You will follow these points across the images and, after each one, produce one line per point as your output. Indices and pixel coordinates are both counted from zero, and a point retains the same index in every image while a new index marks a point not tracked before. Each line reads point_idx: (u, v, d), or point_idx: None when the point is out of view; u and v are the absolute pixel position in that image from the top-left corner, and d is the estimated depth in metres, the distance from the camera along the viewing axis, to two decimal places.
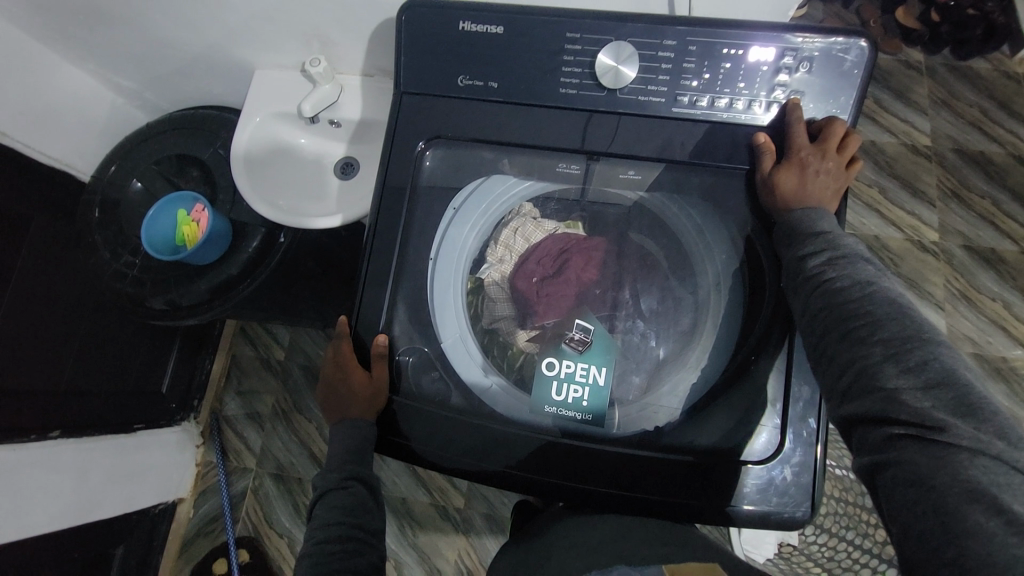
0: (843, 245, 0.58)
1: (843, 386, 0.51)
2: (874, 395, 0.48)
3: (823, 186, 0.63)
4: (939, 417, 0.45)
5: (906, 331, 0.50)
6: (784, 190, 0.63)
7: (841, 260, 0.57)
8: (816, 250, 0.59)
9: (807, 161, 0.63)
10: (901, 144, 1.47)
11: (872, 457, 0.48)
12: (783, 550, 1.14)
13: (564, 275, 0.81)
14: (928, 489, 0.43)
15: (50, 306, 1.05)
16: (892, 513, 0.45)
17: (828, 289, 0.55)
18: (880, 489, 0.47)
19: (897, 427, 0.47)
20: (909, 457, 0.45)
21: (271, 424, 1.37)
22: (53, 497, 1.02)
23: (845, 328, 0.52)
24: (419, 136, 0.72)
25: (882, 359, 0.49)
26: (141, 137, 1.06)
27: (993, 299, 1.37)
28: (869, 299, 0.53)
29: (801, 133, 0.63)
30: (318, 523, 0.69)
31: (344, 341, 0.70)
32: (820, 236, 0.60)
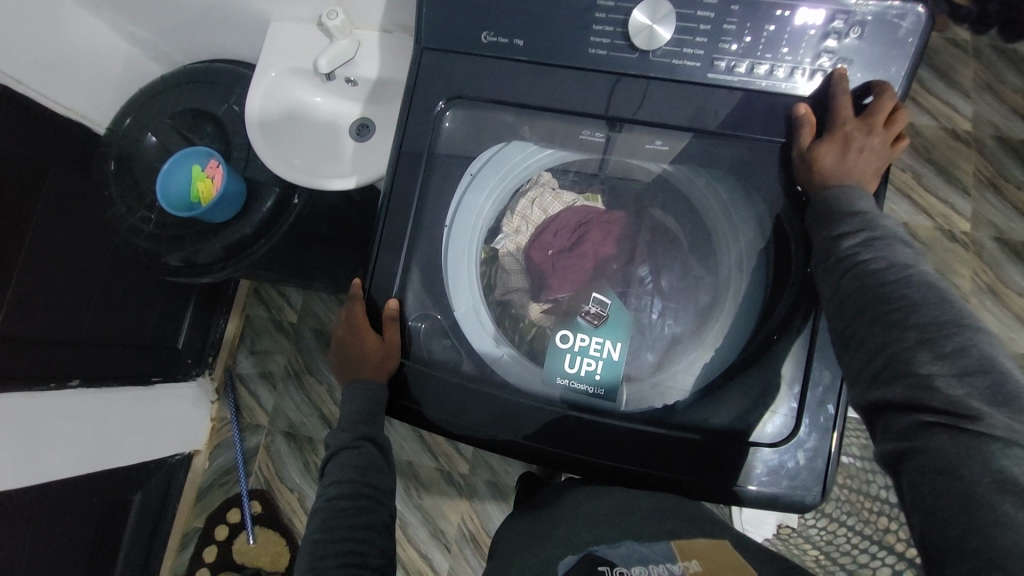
0: (882, 226, 0.56)
1: (871, 371, 0.50)
2: (906, 383, 0.47)
3: (866, 163, 0.60)
4: (973, 406, 0.44)
5: (943, 316, 0.48)
6: (824, 166, 0.60)
7: (878, 242, 0.55)
8: (852, 231, 0.56)
9: (851, 138, 0.60)
10: (940, 128, 1.40)
11: (898, 444, 0.46)
12: (782, 531, 1.12)
13: (580, 249, 0.79)
14: (958, 478, 0.42)
15: (68, 258, 1.06)
16: (915, 500, 0.45)
17: (861, 272, 0.53)
18: (902, 474, 0.46)
19: (925, 415, 0.45)
20: (936, 445, 0.44)
21: (283, 384, 1.40)
22: (74, 442, 1.06)
23: (881, 312, 0.50)
24: (439, 95, 0.69)
25: (916, 345, 0.47)
26: (156, 90, 1.04)
27: (1020, 294, 1.32)
28: (905, 284, 0.51)
29: (847, 106, 0.60)
30: (331, 480, 0.70)
31: (357, 304, 0.70)
32: (859, 216, 0.57)
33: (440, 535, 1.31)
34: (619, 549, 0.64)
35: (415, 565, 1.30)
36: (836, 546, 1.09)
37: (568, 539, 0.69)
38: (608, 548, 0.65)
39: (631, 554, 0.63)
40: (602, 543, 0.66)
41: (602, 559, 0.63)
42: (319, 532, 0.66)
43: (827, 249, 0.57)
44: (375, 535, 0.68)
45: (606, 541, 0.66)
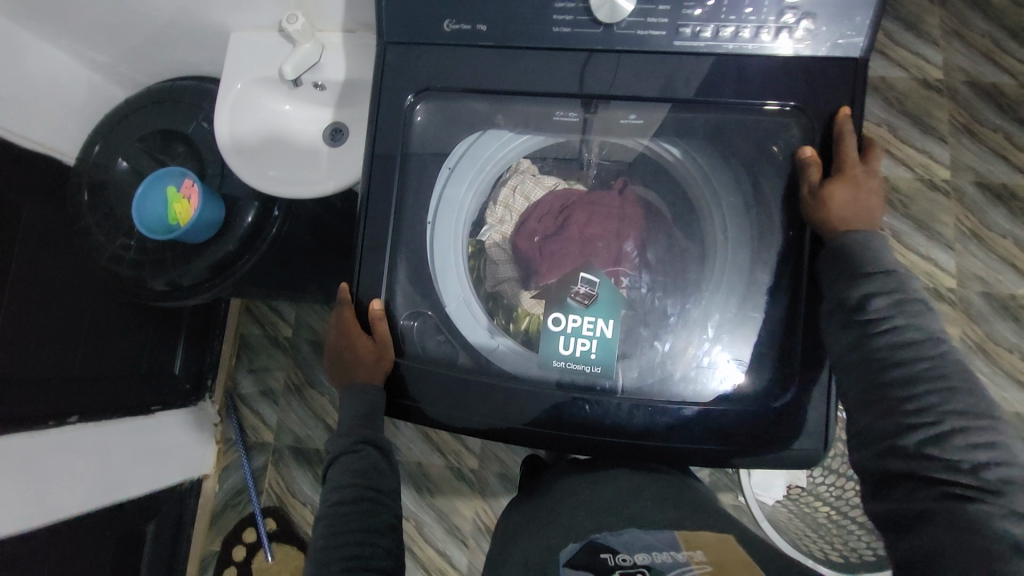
0: (908, 289, 0.59)
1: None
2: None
3: (874, 205, 0.62)
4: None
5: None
6: (841, 206, 0.61)
7: (909, 304, 0.59)
8: (880, 290, 0.59)
9: (860, 179, 0.62)
10: (912, 79, 1.40)
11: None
12: (792, 492, 1.15)
13: (566, 232, 0.78)
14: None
15: (53, 294, 1.04)
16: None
17: None
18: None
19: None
20: None
21: (284, 399, 1.40)
22: (81, 480, 1.05)
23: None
24: (408, 90, 0.68)
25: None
26: (122, 114, 1.02)
27: (1004, 236, 1.34)
28: (944, 358, 0.57)
29: (849, 150, 0.62)
30: (332, 486, 0.70)
31: (346, 308, 0.69)
32: (884, 274, 0.60)
33: (455, 532, 1.31)
34: (621, 537, 0.62)
35: (435, 564, 1.30)
36: (845, 501, 1.10)
37: (571, 524, 0.68)
38: (611, 535, 0.63)
39: (633, 542, 0.61)
40: (604, 531, 0.64)
41: (603, 546, 0.61)
42: (323, 539, 0.66)
43: (853, 304, 0.59)
44: (381, 537, 0.68)
45: (608, 529, 0.65)
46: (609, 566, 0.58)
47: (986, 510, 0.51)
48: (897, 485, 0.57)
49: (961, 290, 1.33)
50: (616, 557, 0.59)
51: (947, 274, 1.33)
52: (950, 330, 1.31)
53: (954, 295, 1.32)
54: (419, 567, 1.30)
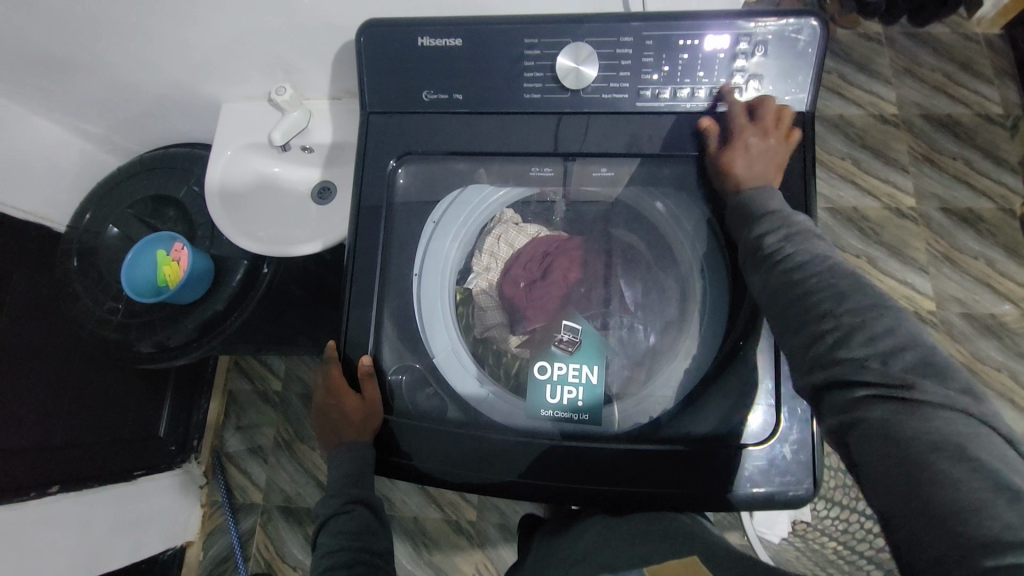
0: (797, 221, 0.58)
1: (811, 350, 0.51)
2: (843, 360, 0.48)
3: (767, 162, 0.64)
4: (907, 376, 0.46)
5: (870, 300, 0.50)
6: (732, 170, 0.64)
7: (798, 236, 0.57)
8: (771, 228, 0.59)
9: (749, 142, 0.63)
10: (869, 116, 1.50)
11: (841, 417, 0.48)
12: (798, 528, 1.14)
13: (550, 278, 0.81)
14: (897, 443, 0.44)
15: (37, 362, 1.03)
16: (862, 469, 0.46)
17: (786, 265, 0.55)
18: (846, 445, 0.48)
19: (858, 389, 0.47)
20: (876, 417, 0.45)
21: (274, 456, 1.36)
22: (61, 552, 1.00)
23: (808, 302, 0.52)
24: (390, 154, 0.72)
25: (851, 329, 0.49)
26: (114, 182, 1.05)
27: (976, 257, 1.39)
28: (829, 272, 0.53)
29: (739, 116, 0.64)
30: (324, 551, 0.66)
31: (333, 365, 0.69)
32: (774, 214, 0.60)
33: None
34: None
35: None
36: (852, 534, 1.05)
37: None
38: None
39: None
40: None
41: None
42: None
43: (753, 248, 0.59)
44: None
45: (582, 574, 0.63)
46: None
47: None
48: None
49: (941, 311, 1.36)
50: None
51: (925, 297, 1.37)
52: None
53: (934, 316, 1.36)
54: None
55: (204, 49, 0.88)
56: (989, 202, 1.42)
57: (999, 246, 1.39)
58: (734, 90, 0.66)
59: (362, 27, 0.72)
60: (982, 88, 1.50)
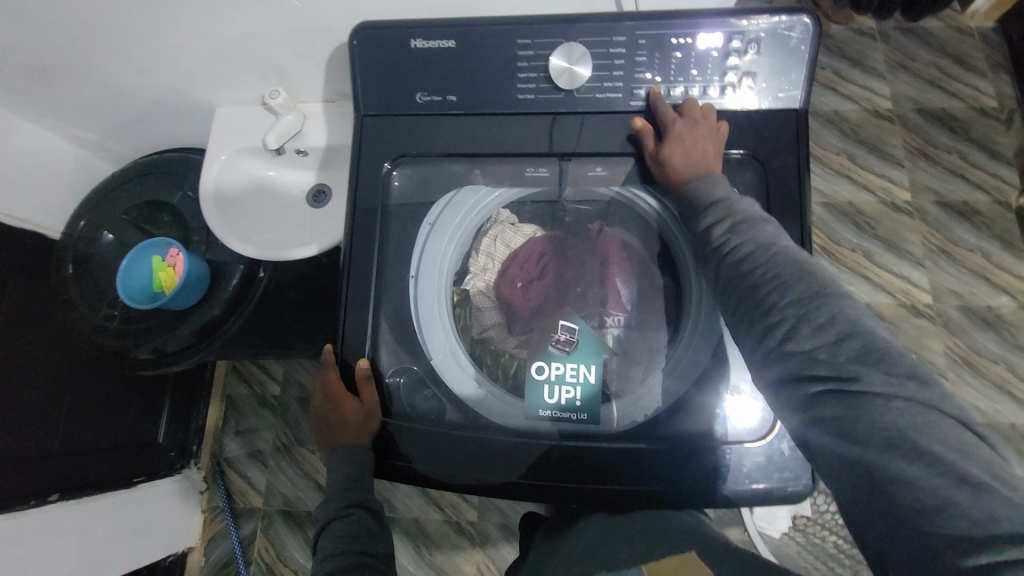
0: (742, 211, 0.60)
1: (764, 342, 0.52)
2: (794, 354, 0.50)
3: (706, 151, 0.64)
4: (853, 367, 0.47)
5: (810, 289, 0.52)
6: (672, 163, 0.65)
7: (743, 225, 0.59)
8: (718, 220, 0.60)
9: (682, 133, 0.64)
10: (864, 110, 1.50)
11: (800, 414, 0.49)
12: (799, 523, 1.12)
13: (546, 278, 0.82)
14: (851, 440, 0.45)
15: (35, 370, 1.03)
16: (825, 466, 0.47)
17: (733, 259, 0.57)
18: (812, 449, 0.49)
19: (813, 385, 0.48)
20: (830, 412, 0.47)
21: (274, 460, 1.36)
22: (62, 559, 0.99)
23: (757, 296, 0.54)
24: (384, 157, 0.72)
25: (797, 320, 0.51)
26: (108, 188, 1.05)
27: (972, 250, 1.40)
28: (772, 261, 0.55)
29: (667, 113, 0.65)
30: (324, 555, 0.65)
31: (330, 369, 0.69)
32: (720, 204, 0.61)
33: None
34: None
35: None
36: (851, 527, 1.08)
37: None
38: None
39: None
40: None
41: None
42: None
43: (703, 242, 0.61)
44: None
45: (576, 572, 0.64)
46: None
47: None
48: None
49: (937, 304, 1.37)
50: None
51: (921, 290, 1.38)
52: (933, 345, 1.34)
53: (931, 310, 1.36)
54: None
55: (197, 54, 0.88)
56: (984, 195, 1.43)
57: (994, 239, 1.40)
58: (659, 91, 0.67)
59: (355, 30, 0.72)
60: (976, 82, 1.51)
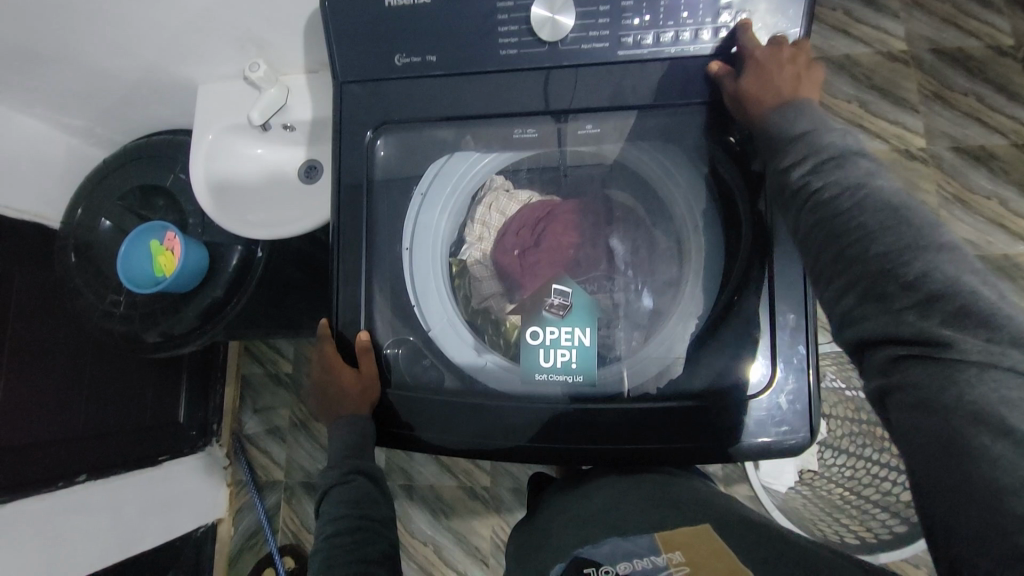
0: (828, 145, 0.55)
1: (839, 306, 0.51)
2: (877, 316, 0.48)
3: (788, 78, 0.60)
4: (943, 331, 0.44)
5: (913, 236, 0.47)
6: (755, 96, 0.60)
7: (827, 164, 0.54)
8: (800, 159, 0.56)
9: (771, 67, 0.60)
10: (877, 54, 1.42)
11: (879, 379, 0.48)
12: (805, 476, 1.15)
13: (543, 245, 0.79)
14: (930, 408, 0.43)
15: (50, 358, 1.06)
16: (900, 432, 0.46)
17: (817, 203, 0.53)
18: (891, 418, 0.47)
19: (898, 350, 0.46)
20: (915, 377, 0.45)
21: (292, 436, 1.40)
22: (94, 536, 1.05)
23: (841, 245, 0.50)
24: (366, 125, 0.71)
25: (884, 274, 0.47)
26: (102, 174, 1.05)
27: (988, 197, 1.34)
28: (860, 205, 0.50)
29: (756, 46, 0.61)
30: (326, 519, 0.68)
31: (327, 343, 0.70)
32: (803, 139, 0.56)
33: (474, 551, 1.31)
34: (602, 548, 0.59)
35: None
36: (860, 481, 1.09)
37: (557, 543, 0.66)
38: (592, 548, 0.60)
39: (615, 552, 0.58)
40: (588, 543, 0.62)
41: (587, 561, 0.58)
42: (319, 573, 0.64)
43: (780, 186, 0.57)
44: (377, 567, 0.65)
45: (591, 542, 0.62)
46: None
47: None
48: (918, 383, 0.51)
49: None
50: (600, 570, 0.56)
51: None
52: None
53: None
54: None
55: (171, 29, 0.85)
56: (1002, 138, 1.36)
57: (1012, 184, 1.34)
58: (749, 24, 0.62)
59: None
60: (997, 16, 1.41)
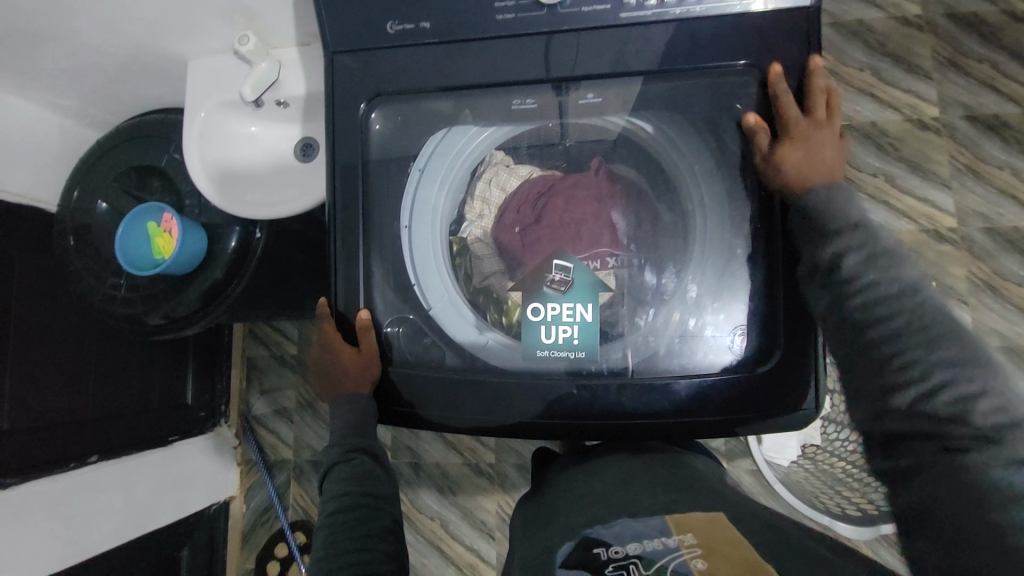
0: (880, 244, 0.61)
1: (885, 400, 0.58)
2: (923, 415, 0.56)
3: (828, 162, 0.64)
4: (987, 434, 0.53)
5: (961, 352, 0.56)
6: (790, 165, 0.63)
7: (879, 261, 0.60)
8: (847, 249, 0.61)
9: (807, 137, 0.63)
10: (891, 18, 1.36)
11: (913, 462, 0.56)
12: (807, 451, 1.15)
13: (545, 220, 0.77)
14: (965, 492, 0.52)
15: (55, 341, 1.06)
16: (928, 513, 0.53)
17: (868, 299, 0.59)
18: (909, 490, 0.56)
19: (942, 442, 0.55)
20: (948, 466, 0.54)
21: (298, 416, 1.42)
22: (107, 515, 1.08)
23: (892, 354, 0.58)
24: (360, 97, 0.69)
25: (938, 382, 0.55)
26: (96, 155, 1.03)
27: (1001, 168, 1.30)
28: (917, 311, 0.58)
29: (793, 106, 0.63)
30: (329, 496, 0.69)
31: (326, 321, 0.70)
32: (855, 230, 0.61)
33: (480, 526, 1.33)
34: (612, 528, 0.59)
35: (465, 559, 1.32)
36: None
37: (566, 522, 0.64)
38: (602, 528, 0.59)
39: (624, 532, 0.58)
40: (597, 523, 0.60)
41: (596, 540, 0.58)
42: (322, 548, 0.64)
43: (826, 267, 0.61)
44: (380, 541, 0.66)
45: (600, 521, 0.61)
46: (603, 561, 0.55)
47: None
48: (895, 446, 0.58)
49: (963, 228, 1.30)
50: (609, 550, 0.56)
51: (945, 214, 1.30)
52: (955, 271, 1.29)
53: (955, 234, 1.30)
54: (450, 564, 1.33)
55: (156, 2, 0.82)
56: (1018, 106, 1.31)
57: None
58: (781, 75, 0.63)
59: None
60: None
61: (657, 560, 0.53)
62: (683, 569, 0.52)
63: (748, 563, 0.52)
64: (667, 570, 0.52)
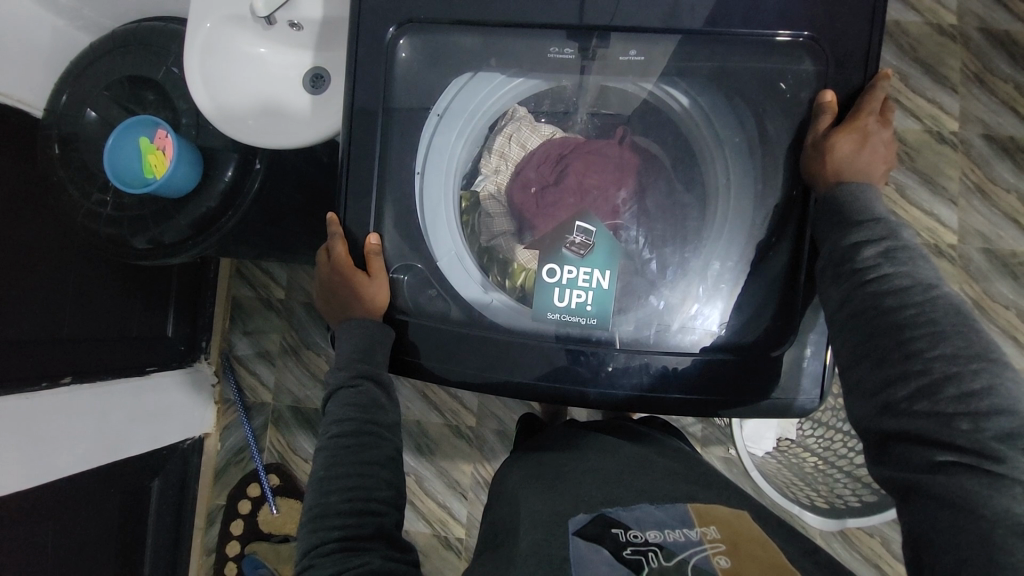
0: (902, 237, 0.56)
1: (883, 395, 0.52)
2: (923, 415, 0.50)
3: (877, 160, 0.60)
4: (997, 448, 0.46)
5: (972, 348, 0.50)
6: (834, 146, 0.59)
7: (898, 253, 0.55)
8: (869, 239, 0.56)
9: (868, 131, 0.60)
10: (927, 25, 1.33)
11: (913, 474, 0.50)
12: (782, 444, 1.17)
13: (565, 182, 0.73)
14: (975, 515, 0.45)
15: (34, 254, 1.01)
16: (932, 534, 0.47)
17: (875, 286, 0.55)
18: (908, 504, 0.50)
19: (940, 453, 0.49)
20: (958, 481, 0.47)
21: (282, 360, 1.39)
22: (78, 438, 1.05)
23: (901, 338, 0.52)
24: (389, 22, 0.65)
25: (943, 378, 0.50)
26: (87, 60, 0.95)
27: (1008, 191, 1.30)
28: (931, 305, 0.52)
29: (876, 104, 0.60)
30: (332, 419, 0.67)
31: (338, 241, 0.67)
32: (882, 222, 0.57)
33: (455, 486, 1.35)
34: (633, 512, 0.56)
35: (436, 515, 1.34)
36: (832, 451, 1.13)
37: (580, 491, 0.61)
38: (622, 510, 0.57)
39: (646, 518, 0.55)
40: (615, 504, 0.58)
41: (615, 521, 0.55)
42: (323, 468, 0.64)
43: (844, 258, 0.57)
44: (380, 469, 0.64)
45: (620, 503, 0.58)
46: (621, 543, 0.53)
47: (990, 474, 0.46)
48: (888, 451, 0.53)
49: (962, 246, 1.30)
50: (628, 533, 0.53)
51: (948, 229, 1.31)
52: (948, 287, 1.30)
53: (954, 251, 1.30)
54: (421, 518, 1.34)
55: None
56: None
57: None
58: (886, 78, 0.60)
59: None
60: None
61: (678, 552, 0.51)
62: (706, 564, 0.49)
63: (771, 561, 0.50)
64: (687, 563, 0.50)
